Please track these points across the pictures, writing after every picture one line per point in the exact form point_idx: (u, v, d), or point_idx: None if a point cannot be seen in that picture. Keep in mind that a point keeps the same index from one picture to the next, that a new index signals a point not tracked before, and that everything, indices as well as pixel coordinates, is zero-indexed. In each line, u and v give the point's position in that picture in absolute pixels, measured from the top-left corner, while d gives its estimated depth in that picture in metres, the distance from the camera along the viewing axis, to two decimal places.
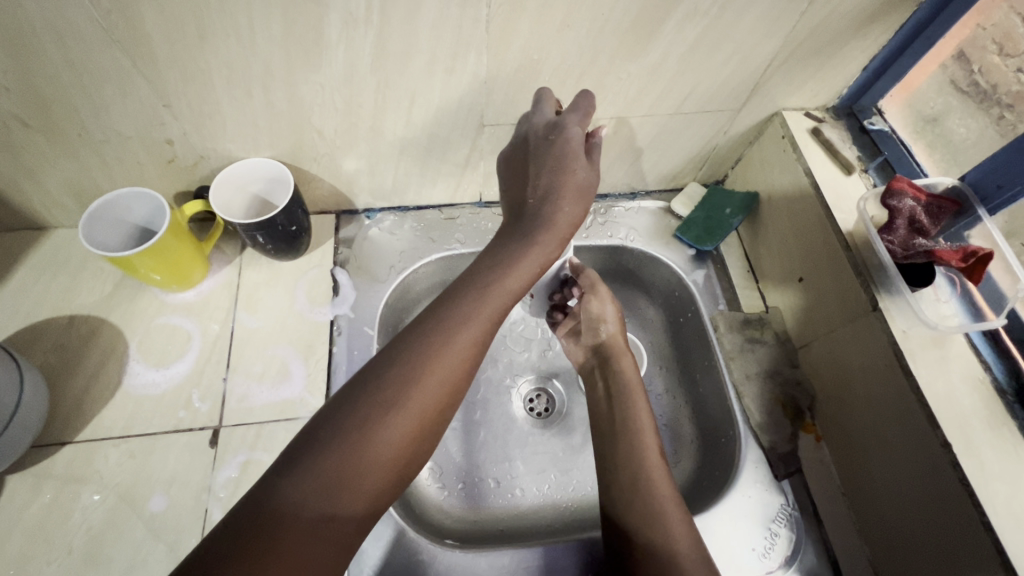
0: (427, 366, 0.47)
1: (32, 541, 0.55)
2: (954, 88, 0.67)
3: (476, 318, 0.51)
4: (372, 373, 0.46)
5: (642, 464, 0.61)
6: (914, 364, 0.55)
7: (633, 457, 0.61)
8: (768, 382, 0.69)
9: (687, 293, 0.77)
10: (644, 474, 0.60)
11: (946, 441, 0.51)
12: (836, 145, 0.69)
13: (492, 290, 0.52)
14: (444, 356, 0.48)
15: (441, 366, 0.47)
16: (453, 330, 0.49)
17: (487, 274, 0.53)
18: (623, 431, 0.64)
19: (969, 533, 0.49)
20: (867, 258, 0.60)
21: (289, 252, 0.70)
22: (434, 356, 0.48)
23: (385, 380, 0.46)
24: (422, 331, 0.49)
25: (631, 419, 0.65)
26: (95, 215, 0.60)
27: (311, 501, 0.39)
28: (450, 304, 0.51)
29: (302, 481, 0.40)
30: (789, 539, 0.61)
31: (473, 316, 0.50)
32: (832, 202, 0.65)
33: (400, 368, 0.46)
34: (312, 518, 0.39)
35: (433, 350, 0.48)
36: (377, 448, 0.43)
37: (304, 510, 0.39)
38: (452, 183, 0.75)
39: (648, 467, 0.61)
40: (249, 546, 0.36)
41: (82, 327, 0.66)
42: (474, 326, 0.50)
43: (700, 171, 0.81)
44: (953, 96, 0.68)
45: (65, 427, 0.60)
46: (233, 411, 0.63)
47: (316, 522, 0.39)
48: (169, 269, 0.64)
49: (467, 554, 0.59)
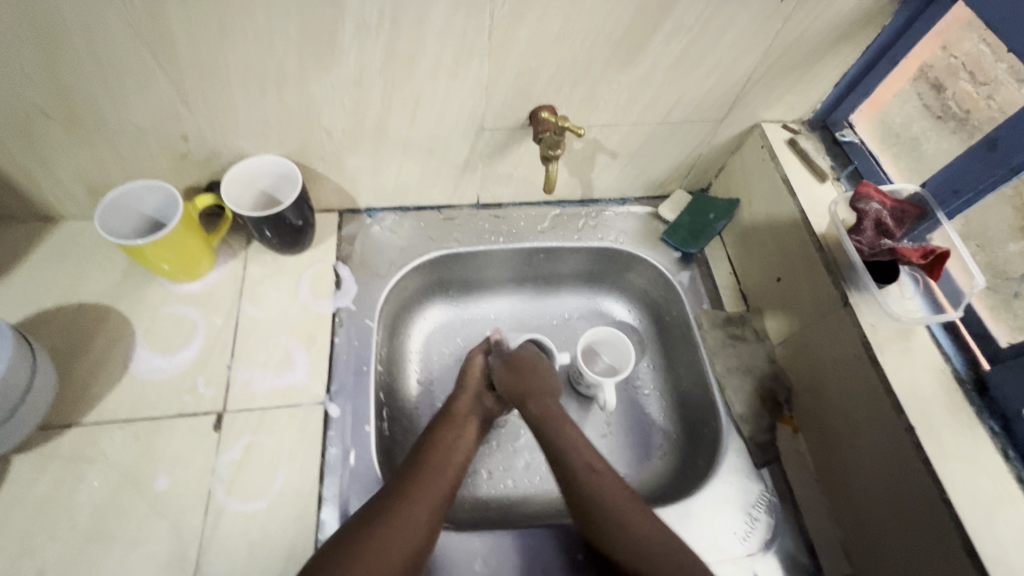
0: (381, 553, 0.53)
1: (37, 517, 0.56)
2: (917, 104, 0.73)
3: (426, 493, 0.59)
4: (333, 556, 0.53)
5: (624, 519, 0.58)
6: (881, 354, 0.59)
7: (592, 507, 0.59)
8: (748, 376, 0.73)
9: (673, 294, 0.81)
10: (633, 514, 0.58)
11: (909, 424, 0.55)
12: (810, 154, 0.74)
13: (438, 472, 0.61)
14: (398, 535, 0.55)
15: (394, 551, 0.54)
16: (405, 511, 0.56)
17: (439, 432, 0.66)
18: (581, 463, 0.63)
19: (931, 515, 0.53)
20: (838, 257, 0.65)
21: (292, 246, 0.73)
22: (386, 559, 0.53)
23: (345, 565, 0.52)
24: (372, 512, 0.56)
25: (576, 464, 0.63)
26: (110, 206, 0.63)
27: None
28: (402, 484, 0.59)
29: None
30: (767, 523, 0.64)
31: (416, 493, 0.58)
32: (806, 206, 0.69)
33: (357, 554, 0.53)
34: None
35: (379, 544, 0.54)
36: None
37: None
38: (452, 184, 0.79)
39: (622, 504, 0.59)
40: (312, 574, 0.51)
41: (89, 314, 0.68)
42: (426, 494, 0.59)
43: (686, 178, 0.86)
44: (915, 111, 0.73)
45: (71, 409, 0.62)
46: (237, 396, 0.65)
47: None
48: (177, 259, 0.67)
49: (460, 535, 0.62)
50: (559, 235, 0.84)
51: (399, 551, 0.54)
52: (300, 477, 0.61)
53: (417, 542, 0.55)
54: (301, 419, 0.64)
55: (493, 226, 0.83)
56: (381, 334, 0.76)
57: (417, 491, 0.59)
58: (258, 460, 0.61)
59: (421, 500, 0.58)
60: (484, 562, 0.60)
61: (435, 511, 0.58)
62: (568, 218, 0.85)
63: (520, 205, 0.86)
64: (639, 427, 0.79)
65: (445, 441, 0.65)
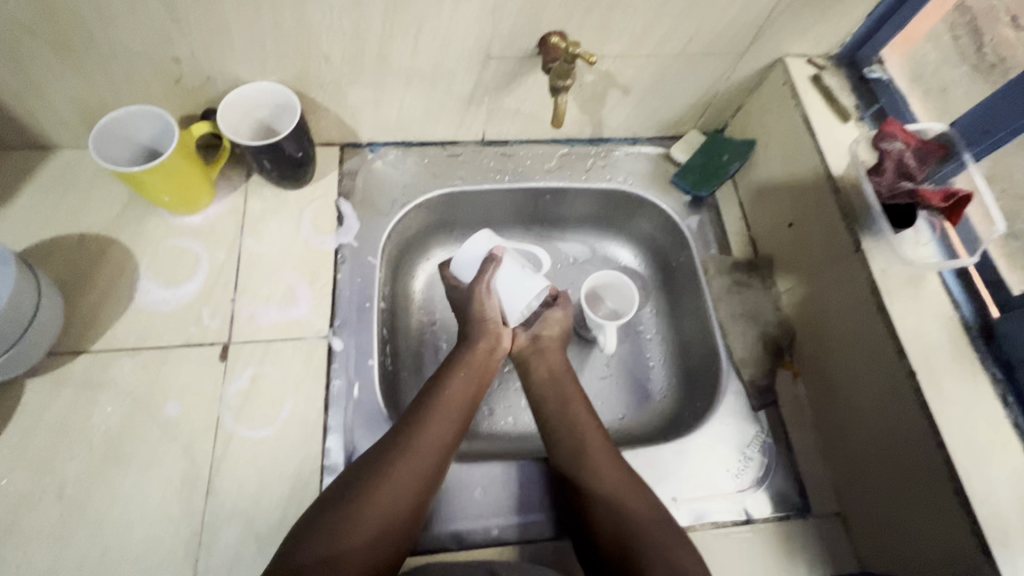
0: (383, 499, 0.53)
1: (55, 437, 0.58)
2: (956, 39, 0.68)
3: (429, 438, 0.58)
4: (328, 503, 0.53)
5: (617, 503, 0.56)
6: (889, 301, 0.58)
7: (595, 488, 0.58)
8: (752, 321, 0.72)
9: (681, 239, 0.80)
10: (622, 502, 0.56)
11: (910, 368, 0.55)
12: (835, 92, 0.69)
13: (442, 418, 0.60)
14: (399, 483, 0.54)
15: (396, 497, 0.54)
16: (408, 457, 0.56)
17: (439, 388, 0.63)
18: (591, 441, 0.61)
19: (935, 486, 0.52)
20: (855, 201, 0.62)
21: (293, 180, 0.72)
22: (383, 520, 0.52)
23: (343, 511, 0.52)
24: (372, 460, 0.56)
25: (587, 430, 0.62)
26: (105, 132, 0.61)
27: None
28: (402, 432, 0.58)
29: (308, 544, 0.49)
30: (760, 462, 0.66)
31: (419, 439, 0.57)
32: (826, 147, 0.66)
33: (353, 516, 0.51)
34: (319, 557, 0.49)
35: (377, 492, 0.53)
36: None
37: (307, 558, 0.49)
38: (456, 119, 0.76)
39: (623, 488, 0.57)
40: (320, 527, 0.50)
41: (92, 244, 0.68)
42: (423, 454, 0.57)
43: (701, 118, 0.82)
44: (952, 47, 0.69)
45: (79, 338, 0.63)
46: (242, 329, 0.65)
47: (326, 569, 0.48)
48: (176, 191, 0.65)
49: (461, 464, 0.64)
50: (566, 176, 0.81)
51: (399, 497, 0.54)
52: (305, 407, 0.63)
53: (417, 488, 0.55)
54: (306, 353, 0.65)
55: (498, 164, 0.81)
56: (384, 273, 0.75)
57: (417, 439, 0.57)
58: (265, 391, 0.62)
59: (422, 447, 0.57)
60: (484, 491, 0.63)
61: (438, 457, 0.57)
62: (577, 158, 0.83)
63: (527, 143, 0.82)
64: (639, 371, 0.80)
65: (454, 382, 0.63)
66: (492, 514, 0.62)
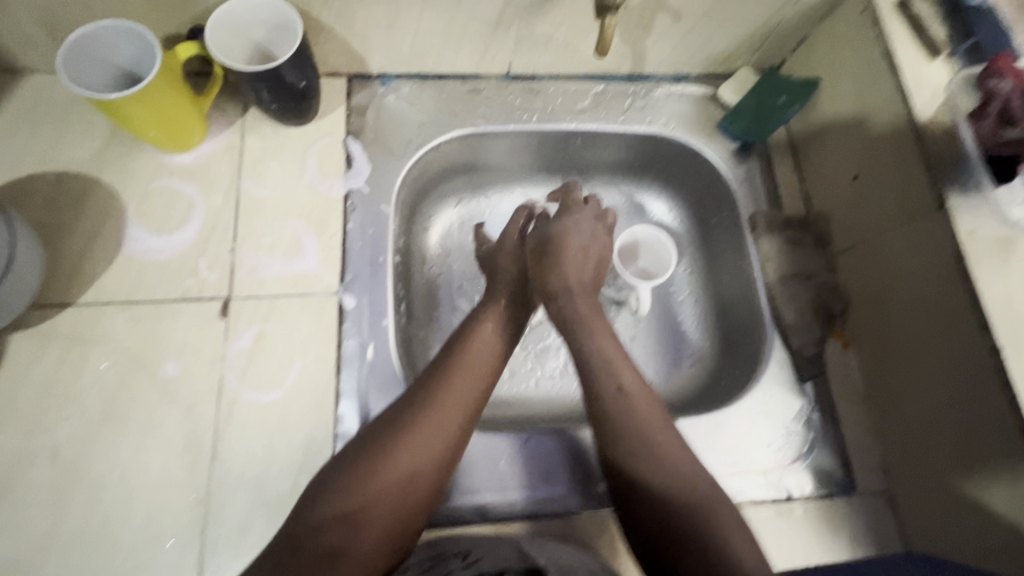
0: (406, 455, 0.49)
1: (44, 396, 0.54)
2: None
3: (459, 386, 0.53)
4: (347, 461, 0.48)
5: (657, 460, 0.50)
6: (975, 267, 0.51)
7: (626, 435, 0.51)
8: (803, 285, 0.66)
9: (727, 191, 0.72)
10: (653, 454, 0.50)
11: (995, 344, 0.49)
12: (925, 21, 0.59)
13: (469, 370, 0.55)
14: (419, 446, 0.49)
15: (418, 456, 0.49)
16: (438, 406, 0.51)
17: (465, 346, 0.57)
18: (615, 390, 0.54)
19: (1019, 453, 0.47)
20: (944, 150, 0.54)
21: (295, 115, 0.63)
22: (403, 486, 0.48)
23: (363, 470, 0.47)
24: (395, 418, 0.51)
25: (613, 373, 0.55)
26: (75, 51, 0.52)
27: (320, 542, 0.43)
28: (425, 386, 0.53)
29: (318, 510, 0.45)
30: (804, 437, 0.61)
31: (446, 397, 0.52)
32: (911, 87, 0.57)
33: (369, 481, 0.47)
34: (332, 525, 0.44)
35: (402, 450, 0.49)
36: (360, 547, 0.44)
37: (319, 525, 0.44)
38: (480, 47, 0.66)
39: (651, 438, 0.51)
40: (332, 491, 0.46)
41: (73, 184, 0.60)
42: (446, 416, 0.51)
43: (757, 52, 0.72)
44: None
45: (65, 288, 0.57)
46: (243, 283, 0.59)
47: (346, 534, 0.44)
48: (164, 124, 0.57)
49: (484, 434, 0.59)
50: (601, 117, 0.72)
51: (425, 457, 0.49)
52: (315, 369, 0.57)
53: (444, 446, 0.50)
54: (314, 310, 0.59)
55: (525, 101, 0.72)
56: (398, 224, 0.68)
57: (443, 395, 0.52)
58: (271, 350, 0.57)
59: (449, 399, 0.52)
60: (508, 462, 0.59)
61: (464, 414, 0.52)
62: (613, 96, 0.73)
63: (558, 78, 0.73)
64: (670, 335, 0.74)
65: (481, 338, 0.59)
66: (517, 487, 0.58)
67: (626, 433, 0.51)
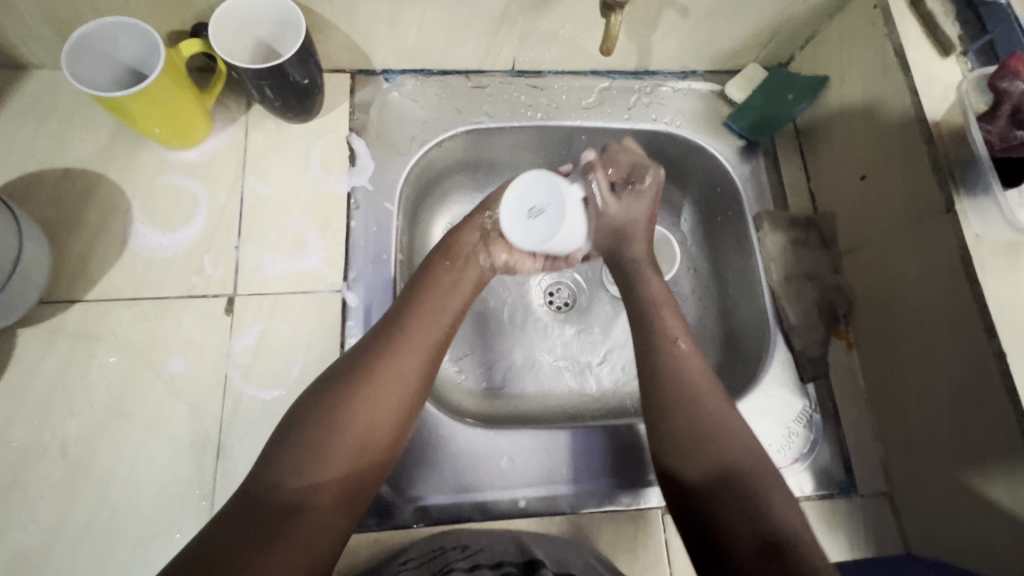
0: (365, 408, 0.47)
1: (53, 392, 0.54)
2: None
3: (413, 333, 0.51)
4: (298, 420, 0.46)
5: (696, 416, 0.49)
6: (982, 271, 0.50)
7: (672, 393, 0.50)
8: (808, 285, 0.66)
9: (732, 190, 0.72)
10: (701, 414, 0.49)
11: (999, 349, 0.48)
12: (938, 18, 0.58)
13: (425, 316, 0.53)
14: (377, 398, 0.47)
15: (377, 406, 0.47)
16: (392, 355, 0.49)
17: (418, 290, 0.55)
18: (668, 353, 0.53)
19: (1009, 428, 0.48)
20: (953, 153, 0.53)
21: (299, 112, 0.63)
22: (364, 438, 0.46)
23: (316, 432, 0.45)
24: (346, 375, 0.48)
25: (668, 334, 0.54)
26: (79, 48, 0.52)
27: (276, 504, 0.42)
28: (381, 334, 0.51)
29: (275, 469, 0.43)
30: (805, 438, 0.61)
31: (401, 350, 0.50)
32: (921, 86, 0.56)
33: (326, 436, 0.45)
34: (293, 487, 0.43)
35: (356, 408, 0.46)
36: (322, 505, 0.43)
37: (280, 487, 0.43)
38: (484, 43, 0.66)
39: (700, 399, 0.50)
40: (291, 449, 0.44)
41: (78, 181, 0.61)
42: (403, 364, 0.49)
43: (765, 48, 0.71)
44: None
45: (72, 284, 0.58)
46: (247, 280, 0.60)
47: (305, 496, 0.43)
48: (168, 121, 0.57)
49: (487, 432, 0.60)
50: (606, 114, 0.72)
51: (385, 408, 0.48)
52: (319, 366, 0.58)
53: (401, 401, 0.49)
54: (318, 308, 0.60)
55: (530, 97, 0.71)
56: (402, 221, 0.68)
57: (395, 352, 0.50)
58: (275, 348, 0.58)
59: (405, 346, 0.50)
60: (511, 460, 0.59)
61: (421, 368, 0.50)
62: (618, 92, 0.73)
63: (563, 74, 0.72)
64: None
65: (439, 288, 0.55)
66: (519, 485, 0.58)
67: (671, 389, 0.50)
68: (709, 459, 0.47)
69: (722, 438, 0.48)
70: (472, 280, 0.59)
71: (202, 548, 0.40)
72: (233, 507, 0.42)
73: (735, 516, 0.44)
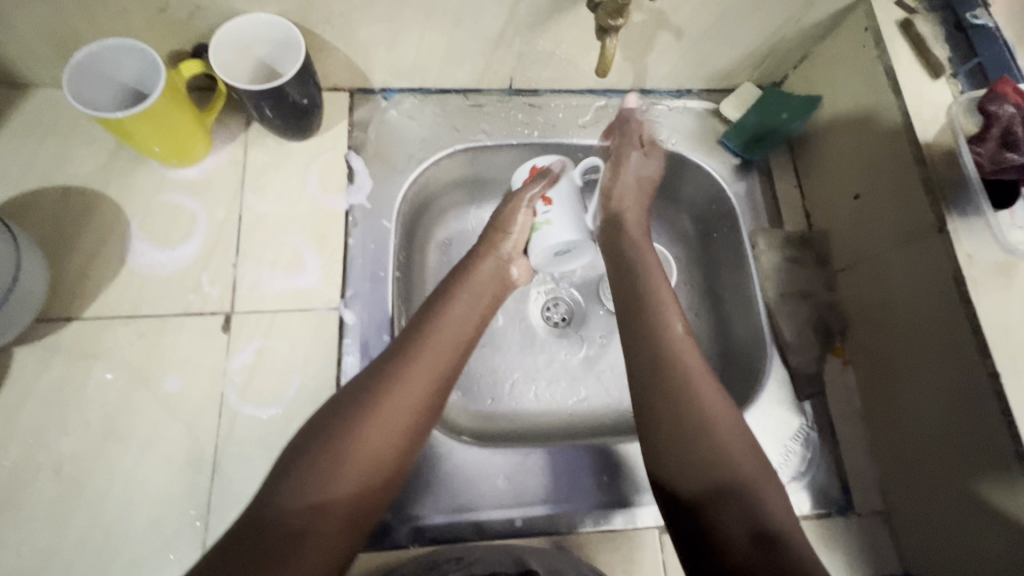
0: (376, 427, 0.47)
1: (48, 411, 0.54)
2: None
3: (426, 353, 0.52)
4: (307, 444, 0.46)
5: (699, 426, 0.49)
6: (974, 291, 0.51)
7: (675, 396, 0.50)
8: (804, 303, 0.66)
9: (727, 207, 0.72)
10: (695, 407, 0.50)
11: (993, 370, 0.49)
12: (928, 41, 0.59)
13: (438, 337, 0.54)
14: (391, 416, 0.48)
15: (390, 425, 0.48)
16: (404, 374, 0.50)
17: (431, 314, 0.56)
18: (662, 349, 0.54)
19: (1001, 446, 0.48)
20: (945, 174, 0.54)
21: (298, 131, 0.64)
22: (375, 456, 0.46)
23: (325, 456, 0.45)
24: (360, 395, 0.48)
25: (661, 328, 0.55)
26: (80, 69, 0.52)
27: (288, 521, 0.42)
28: (396, 353, 0.52)
29: (286, 486, 0.43)
30: (802, 456, 0.61)
31: (410, 376, 0.50)
32: (912, 107, 0.57)
33: (338, 455, 0.45)
34: (303, 505, 0.43)
35: (365, 433, 0.46)
36: (331, 523, 0.43)
37: (289, 505, 0.43)
38: (481, 63, 0.66)
39: (696, 394, 0.50)
40: (302, 467, 0.44)
41: (77, 199, 0.61)
42: (416, 384, 0.50)
43: (758, 68, 0.72)
44: None
45: (69, 303, 0.58)
46: (245, 298, 0.60)
47: (313, 519, 0.43)
48: (168, 139, 0.58)
49: (484, 450, 0.60)
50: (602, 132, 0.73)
51: (396, 426, 0.48)
52: (315, 385, 0.58)
53: (410, 427, 0.49)
54: (315, 326, 0.60)
55: (527, 116, 0.72)
56: (400, 238, 0.68)
57: (408, 373, 0.50)
58: (271, 366, 0.58)
59: (418, 365, 0.51)
60: (507, 479, 0.59)
61: (430, 393, 0.50)
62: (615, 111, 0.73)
63: (560, 93, 0.73)
64: None
65: (450, 310, 0.56)
66: (515, 504, 0.58)
67: (674, 398, 0.50)
68: (701, 451, 0.48)
69: (716, 432, 0.49)
70: (482, 302, 0.60)
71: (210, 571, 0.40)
72: (238, 530, 0.42)
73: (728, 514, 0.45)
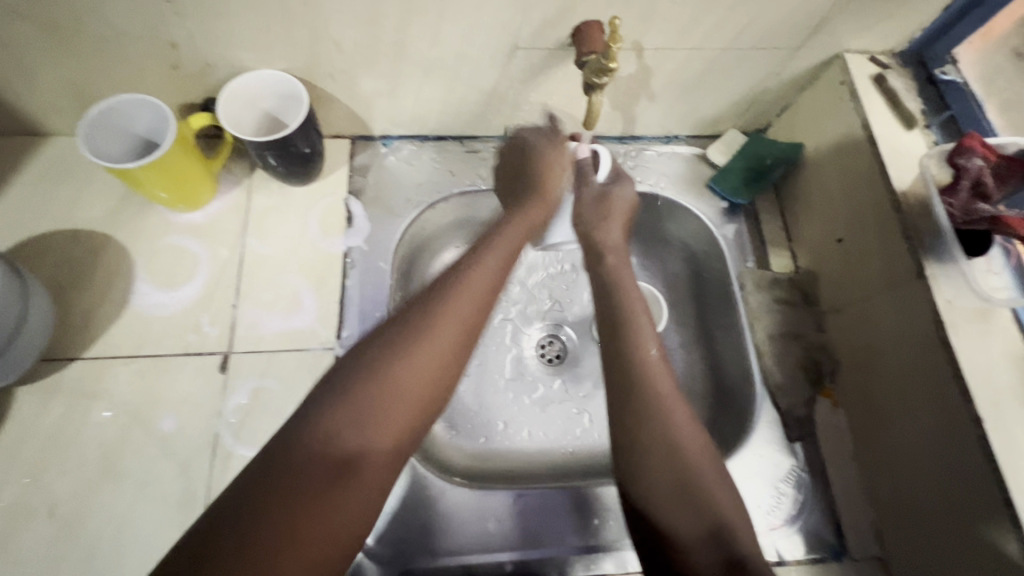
0: (418, 367, 0.44)
1: (45, 451, 0.55)
2: (1015, 54, 0.66)
3: (468, 291, 0.49)
4: (338, 382, 0.43)
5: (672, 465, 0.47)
6: (954, 337, 0.52)
7: (644, 451, 0.47)
8: (792, 344, 0.67)
9: (715, 249, 0.74)
10: (656, 416, 0.49)
11: (977, 416, 0.49)
12: (900, 95, 0.62)
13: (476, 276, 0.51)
14: (431, 355, 0.45)
15: (433, 363, 0.45)
16: (448, 310, 0.47)
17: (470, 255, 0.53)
18: (650, 379, 0.51)
19: (978, 480, 0.49)
20: (920, 224, 0.56)
21: (300, 177, 0.66)
22: (415, 397, 0.44)
23: (361, 396, 0.42)
24: (396, 334, 0.45)
25: (637, 350, 0.53)
26: (96, 122, 0.56)
27: (329, 456, 0.39)
28: (435, 291, 0.49)
29: (323, 422, 0.40)
30: (794, 499, 0.61)
31: (448, 319, 0.47)
32: (888, 158, 0.59)
33: (380, 395, 0.42)
34: (342, 449, 0.40)
35: (403, 374, 0.43)
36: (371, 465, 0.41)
37: (327, 447, 0.39)
38: (477, 113, 0.70)
39: (669, 416, 0.49)
40: (337, 406, 0.41)
41: (86, 242, 0.63)
42: (459, 322, 0.47)
43: (742, 117, 0.75)
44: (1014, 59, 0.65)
45: (72, 344, 0.59)
46: (244, 337, 0.61)
47: (356, 460, 0.40)
48: (175, 186, 0.61)
49: (474, 493, 0.60)
50: None
51: (439, 366, 0.45)
52: None
53: (448, 369, 0.46)
54: (311, 365, 0.61)
55: None
56: (397, 278, 0.70)
57: (450, 310, 0.47)
58: (267, 406, 0.59)
59: (461, 303, 0.48)
60: (497, 522, 0.59)
61: (466, 337, 0.48)
62: None
63: None
64: None
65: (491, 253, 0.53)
66: (505, 548, 0.58)
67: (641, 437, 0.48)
68: (667, 455, 0.47)
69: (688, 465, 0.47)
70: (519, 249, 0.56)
71: (223, 518, 0.36)
72: (259, 466, 0.38)
73: (679, 511, 0.45)
